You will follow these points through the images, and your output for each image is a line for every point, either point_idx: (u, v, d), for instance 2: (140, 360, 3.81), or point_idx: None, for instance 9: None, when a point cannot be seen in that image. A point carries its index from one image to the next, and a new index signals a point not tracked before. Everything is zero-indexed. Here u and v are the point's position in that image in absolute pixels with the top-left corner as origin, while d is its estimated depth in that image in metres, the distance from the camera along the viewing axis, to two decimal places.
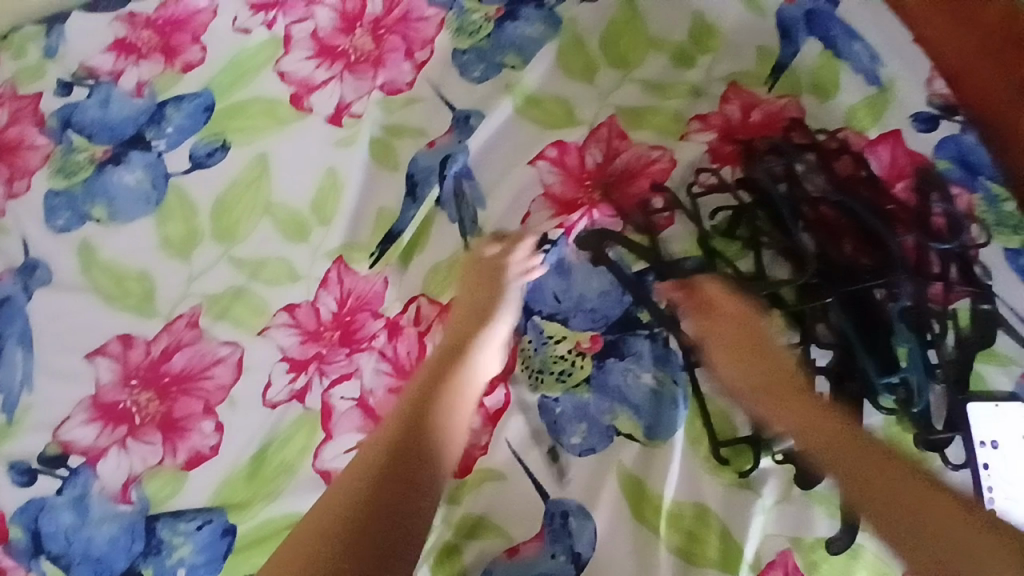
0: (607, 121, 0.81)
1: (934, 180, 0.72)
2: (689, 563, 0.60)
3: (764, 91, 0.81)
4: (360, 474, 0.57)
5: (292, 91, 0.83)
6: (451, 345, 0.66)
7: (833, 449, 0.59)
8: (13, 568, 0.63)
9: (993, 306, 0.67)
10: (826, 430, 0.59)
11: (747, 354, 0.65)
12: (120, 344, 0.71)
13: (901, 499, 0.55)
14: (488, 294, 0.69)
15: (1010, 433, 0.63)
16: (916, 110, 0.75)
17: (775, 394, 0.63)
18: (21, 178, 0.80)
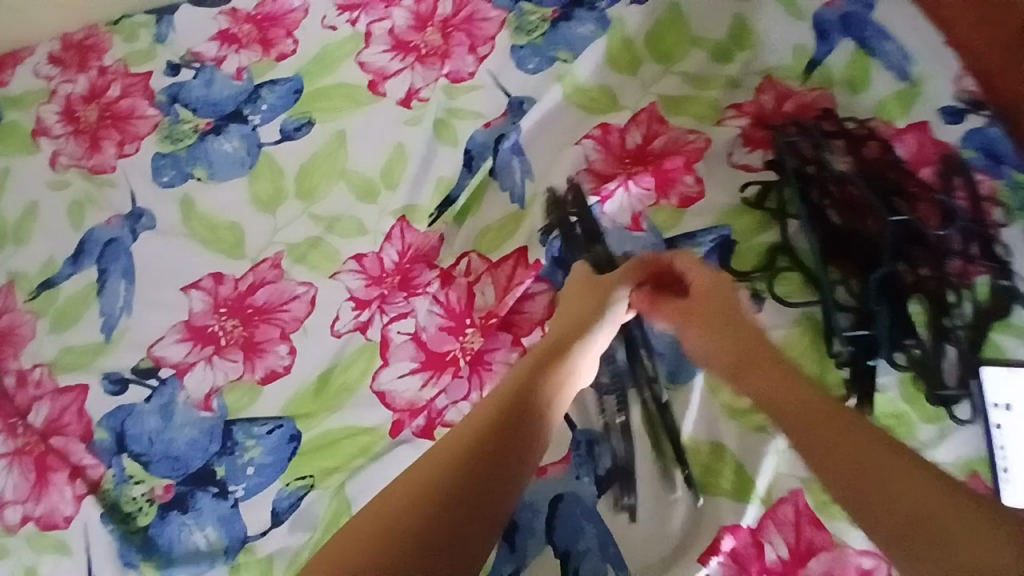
0: (648, 108, 0.89)
1: (958, 165, 0.78)
2: (703, 492, 0.65)
3: (797, 85, 0.88)
4: (457, 448, 0.55)
5: (369, 78, 0.96)
6: (567, 335, 0.66)
7: (748, 362, 0.64)
8: (93, 465, 0.74)
9: (1012, 282, 0.70)
10: (752, 368, 0.63)
11: (716, 322, 0.67)
12: (211, 280, 0.83)
13: (844, 448, 0.54)
14: (600, 306, 0.68)
15: None
16: (943, 106, 0.82)
17: (747, 362, 0.64)
18: (131, 142, 0.94)
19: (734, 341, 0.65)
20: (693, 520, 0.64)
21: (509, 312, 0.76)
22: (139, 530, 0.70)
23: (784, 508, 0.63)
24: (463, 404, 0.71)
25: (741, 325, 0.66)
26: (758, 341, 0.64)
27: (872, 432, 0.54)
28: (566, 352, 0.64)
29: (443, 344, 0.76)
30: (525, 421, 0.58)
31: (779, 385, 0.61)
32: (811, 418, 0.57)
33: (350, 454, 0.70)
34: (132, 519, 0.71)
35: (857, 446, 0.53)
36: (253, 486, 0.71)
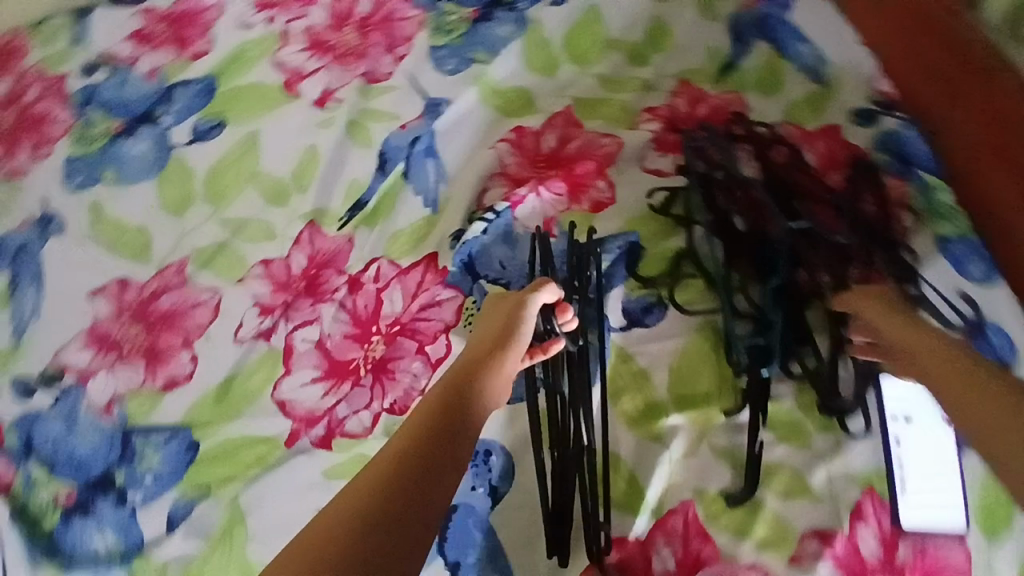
0: (564, 110, 0.88)
1: (866, 170, 0.78)
2: None
3: (710, 88, 0.88)
4: (356, 502, 0.49)
5: (284, 78, 0.94)
6: (480, 357, 0.61)
7: (928, 367, 0.61)
8: (1, 471, 0.70)
9: (918, 290, 0.71)
10: (925, 357, 0.61)
11: (884, 311, 0.66)
12: (117, 284, 0.80)
13: (994, 400, 0.56)
14: (511, 323, 0.63)
15: (922, 408, 0.66)
16: (857, 108, 0.82)
17: (902, 359, 0.64)
18: (45, 144, 0.91)
19: (904, 322, 0.64)
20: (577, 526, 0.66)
21: (416, 319, 0.76)
22: (45, 535, 0.66)
23: (674, 519, 0.66)
24: (363, 413, 0.71)
25: (894, 313, 0.65)
26: (932, 357, 0.61)
27: (1006, 389, 0.56)
28: (476, 376, 0.59)
29: (347, 352, 0.75)
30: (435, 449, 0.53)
31: (967, 384, 0.58)
32: (946, 375, 0.59)
33: (247, 463, 0.69)
34: (38, 523, 0.67)
35: (953, 355, 0.60)
36: (157, 493, 0.68)
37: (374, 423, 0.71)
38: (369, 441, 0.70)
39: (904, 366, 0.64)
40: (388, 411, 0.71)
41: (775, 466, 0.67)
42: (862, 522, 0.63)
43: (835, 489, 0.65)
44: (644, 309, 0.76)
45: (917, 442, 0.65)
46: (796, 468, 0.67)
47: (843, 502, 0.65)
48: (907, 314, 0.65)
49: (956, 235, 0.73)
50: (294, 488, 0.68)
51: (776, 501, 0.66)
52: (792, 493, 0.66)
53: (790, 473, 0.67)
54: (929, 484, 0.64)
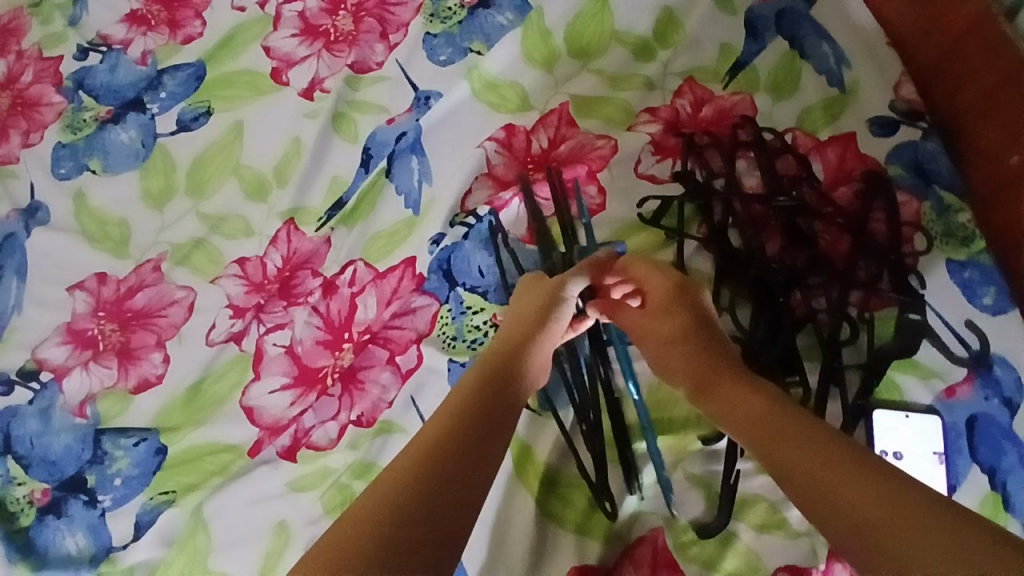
0: (559, 107, 0.83)
1: (878, 184, 0.72)
2: (550, 522, 0.65)
3: (718, 88, 0.81)
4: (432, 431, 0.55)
5: (273, 66, 0.90)
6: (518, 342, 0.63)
7: (754, 424, 0.56)
8: None
9: (922, 316, 0.66)
10: (743, 411, 0.57)
11: (732, 401, 0.58)
12: (96, 280, 0.80)
13: (815, 491, 0.49)
14: (546, 308, 0.65)
15: (917, 445, 0.62)
16: (878, 114, 0.76)
17: (756, 434, 0.55)
18: (36, 131, 0.90)
19: (740, 396, 0.58)
20: (546, 545, 0.64)
21: (387, 329, 0.73)
22: (22, 531, 0.69)
23: (642, 547, 0.62)
24: (329, 425, 0.70)
25: (739, 387, 0.59)
26: (748, 402, 0.57)
27: (858, 460, 0.49)
28: (512, 359, 0.61)
29: (317, 359, 0.73)
30: (486, 431, 0.56)
31: (768, 439, 0.54)
32: (808, 465, 0.50)
33: (210, 471, 0.69)
34: (15, 519, 0.69)
35: (765, 417, 0.56)
36: (123, 497, 0.69)
37: (340, 436, 0.69)
38: (334, 454, 0.69)
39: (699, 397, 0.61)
40: (354, 423, 0.70)
41: (753, 498, 0.63)
42: (839, 562, 0.59)
43: (814, 525, 0.61)
44: (626, 326, 0.71)
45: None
46: (774, 501, 0.63)
47: (820, 539, 0.60)
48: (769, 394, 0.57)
49: (970, 260, 0.68)
50: (256, 495, 0.68)
51: (751, 534, 0.62)
52: (768, 526, 0.62)
53: (766, 507, 0.63)
54: None
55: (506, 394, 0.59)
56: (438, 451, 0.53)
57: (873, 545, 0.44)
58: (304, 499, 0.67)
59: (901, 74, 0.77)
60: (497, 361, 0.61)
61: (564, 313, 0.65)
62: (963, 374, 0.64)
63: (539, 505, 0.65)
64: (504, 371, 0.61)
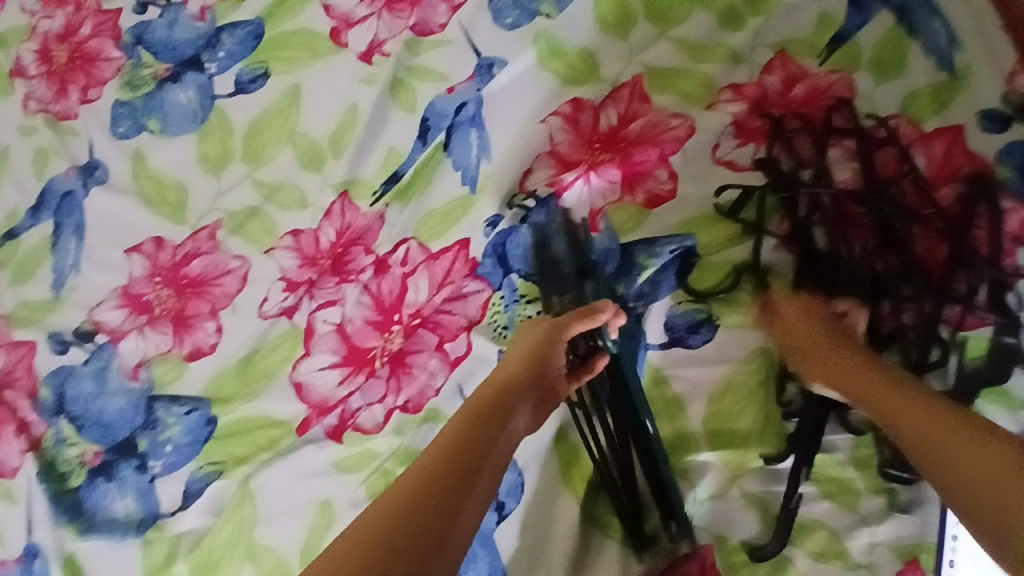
0: (632, 81, 0.76)
1: (984, 189, 0.63)
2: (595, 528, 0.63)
3: (814, 64, 0.72)
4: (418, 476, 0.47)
5: (332, 25, 0.86)
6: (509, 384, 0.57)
7: (872, 394, 0.55)
8: (36, 423, 0.74)
9: (1018, 340, 0.59)
10: (856, 382, 0.56)
11: (843, 367, 0.58)
12: (152, 244, 0.80)
13: (948, 451, 0.49)
14: (545, 347, 0.60)
15: None
16: (986, 107, 0.66)
17: (870, 400, 0.55)
18: (94, 87, 0.90)
19: (848, 363, 0.58)
20: (589, 550, 0.62)
21: (438, 314, 0.71)
22: (71, 490, 0.71)
23: (690, 564, 0.60)
24: (376, 408, 0.69)
25: (852, 359, 0.58)
26: (861, 375, 0.57)
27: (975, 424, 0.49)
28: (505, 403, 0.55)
29: (366, 340, 0.72)
30: (464, 484, 0.48)
31: (884, 404, 0.54)
32: (932, 431, 0.50)
33: (258, 445, 0.70)
34: (65, 480, 0.71)
35: (884, 383, 0.55)
36: (173, 464, 0.70)
37: (385, 420, 0.68)
38: (379, 438, 0.68)
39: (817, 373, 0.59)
40: (400, 409, 0.68)
41: (812, 524, 0.59)
42: None
43: (877, 558, 0.58)
44: (689, 327, 0.66)
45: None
46: (836, 530, 0.59)
47: (881, 574, 0.57)
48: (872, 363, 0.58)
49: None
50: (302, 473, 0.68)
51: (808, 563, 0.58)
52: (826, 555, 0.58)
53: (827, 535, 0.59)
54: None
55: (492, 435, 0.52)
56: (405, 512, 0.44)
57: (968, 493, 0.47)
58: (348, 480, 0.67)
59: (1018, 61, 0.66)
60: (486, 401, 0.55)
61: (559, 356, 0.60)
62: None
63: (581, 509, 0.63)
64: (490, 416, 0.54)
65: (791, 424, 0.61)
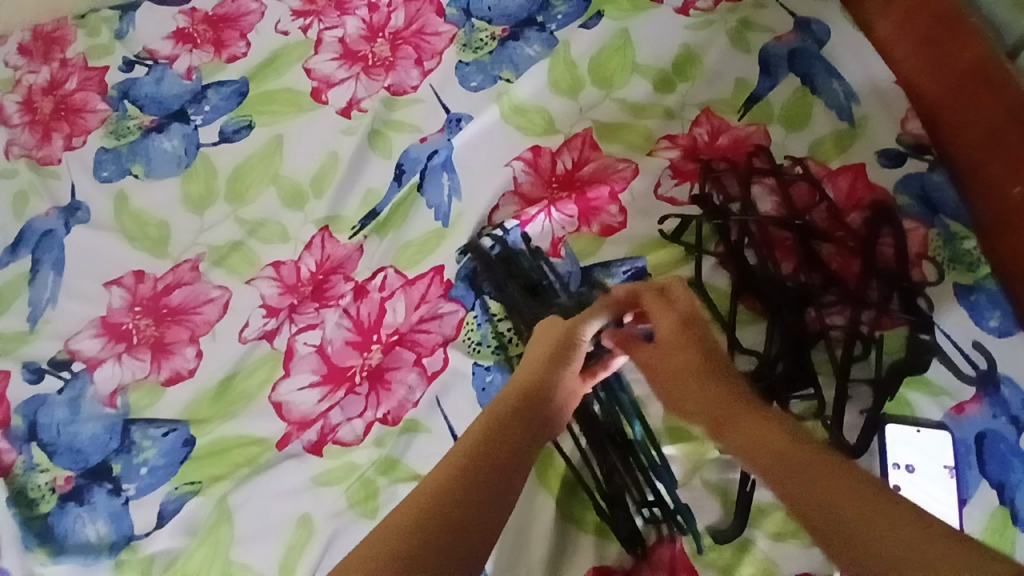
0: (583, 132, 0.88)
1: (885, 215, 0.76)
2: (569, 524, 0.66)
3: (734, 119, 0.86)
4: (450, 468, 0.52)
5: (314, 85, 0.95)
6: (531, 386, 0.60)
7: (713, 410, 0.58)
8: (4, 450, 0.72)
9: (931, 336, 0.69)
10: (705, 391, 0.59)
11: (691, 378, 0.60)
12: (133, 277, 0.83)
13: (773, 447, 0.52)
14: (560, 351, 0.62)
15: (928, 460, 0.64)
16: (886, 146, 0.80)
17: (716, 417, 0.57)
18: (79, 135, 0.95)
19: (699, 372, 0.60)
20: (564, 546, 0.66)
21: (416, 333, 0.76)
22: (40, 517, 0.69)
23: (661, 551, 0.64)
24: (356, 422, 0.72)
25: (708, 383, 0.59)
26: (716, 394, 0.58)
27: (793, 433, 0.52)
28: (530, 406, 0.58)
29: (346, 359, 0.76)
30: (490, 486, 0.51)
31: (727, 407, 0.57)
32: (782, 450, 0.51)
33: (237, 463, 0.71)
34: (35, 506, 0.69)
35: (731, 397, 0.58)
36: (147, 486, 0.70)
37: (366, 433, 0.71)
38: (359, 450, 0.70)
39: (714, 432, 0.58)
40: (380, 421, 0.72)
41: (768, 507, 0.64)
42: None
43: None
44: None
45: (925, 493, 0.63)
46: (790, 511, 0.64)
47: None
48: (721, 362, 0.60)
49: (976, 285, 0.72)
50: (282, 489, 0.69)
51: (766, 541, 0.63)
52: (784, 535, 0.63)
53: (781, 516, 0.64)
54: None
55: (518, 437, 0.55)
56: (433, 510, 0.48)
57: (856, 513, 0.45)
58: (327, 494, 0.68)
59: (909, 109, 0.82)
60: (508, 397, 0.59)
61: (577, 356, 0.63)
62: (971, 393, 0.67)
63: (558, 508, 0.67)
64: (515, 420, 0.57)
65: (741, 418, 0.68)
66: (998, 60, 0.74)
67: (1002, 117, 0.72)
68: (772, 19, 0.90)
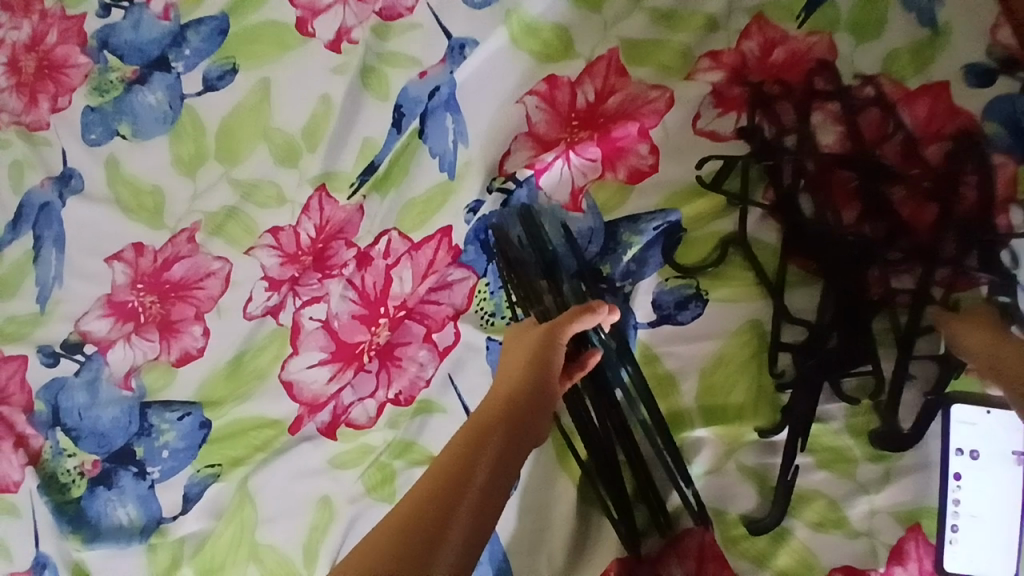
0: (607, 55, 0.74)
1: (973, 144, 0.62)
2: (591, 510, 0.63)
3: (793, 27, 0.70)
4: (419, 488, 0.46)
5: (298, 14, 0.83)
6: (509, 396, 0.54)
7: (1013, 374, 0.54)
8: (33, 436, 0.74)
9: (1013, 299, 0.59)
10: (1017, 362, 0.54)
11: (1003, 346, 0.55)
12: (133, 250, 0.79)
13: None
14: (539, 353, 0.57)
15: (993, 444, 0.56)
16: (972, 61, 0.64)
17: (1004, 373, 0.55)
18: (63, 95, 0.88)
19: (999, 348, 0.55)
20: (587, 532, 0.62)
21: (426, 304, 0.70)
22: (73, 501, 0.71)
23: (689, 540, 0.59)
24: (368, 402, 0.69)
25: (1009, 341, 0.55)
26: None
27: None
28: (508, 417, 0.53)
29: (354, 335, 0.71)
30: (463, 508, 0.45)
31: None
32: None
33: (253, 446, 0.69)
34: (66, 491, 0.71)
35: None
36: (170, 469, 0.70)
37: (378, 414, 0.68)
38: (373, 432, 0.68)
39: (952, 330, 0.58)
40: (392, 402, 0.68)
41: (811, 494, 0.59)
42: (900, 564, 0.56)
43: (877, 525, 0.57)
44: (678, 304, 0.65)
45: (980, 484, 0.56)
46: (834, 499, 0.58)
47: (881, 540, 0.57)
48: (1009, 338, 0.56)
49: None
50: (299, 472, 0.68)
51: (805, 530, 0.58)
52: (825, 524, 0.58)
53: (826, 503, 0.58)
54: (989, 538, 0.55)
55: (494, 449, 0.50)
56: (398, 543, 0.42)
57: None
58: (346, 476, 0.67)
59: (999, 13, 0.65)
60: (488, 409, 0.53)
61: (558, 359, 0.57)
62: None
63: (578, 493, 0.63)
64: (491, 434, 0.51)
65: (785, 396, 0.61)
66: None
67: None
68: None
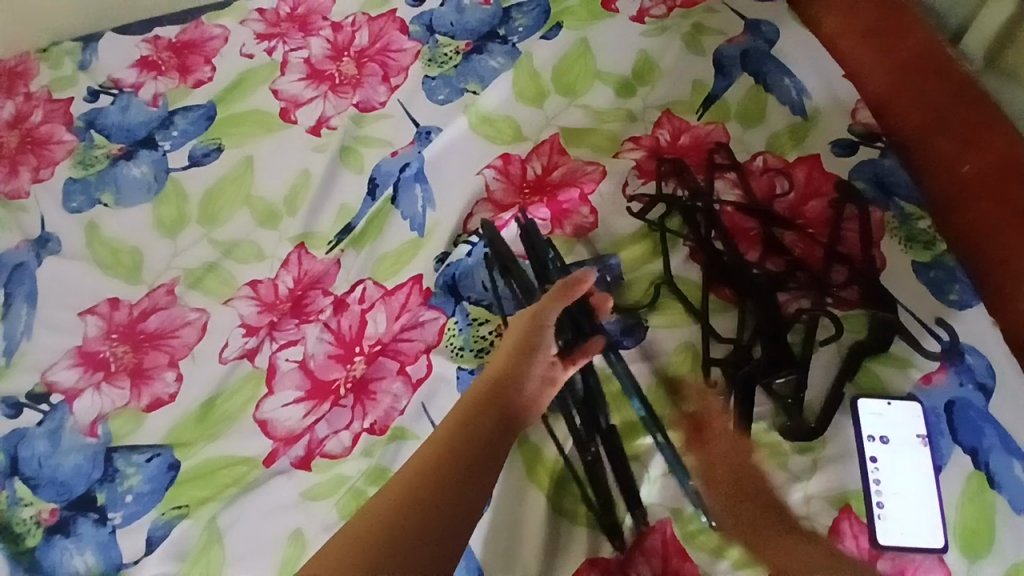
0: (550, 139, 0.90)
1: (851, 194, 0.80)
2: (561, 518, 0.67)
3: (694, 119, 0.89)
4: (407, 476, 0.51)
5: (281, 106, 0.96)
6: (495, 386, 0.57)
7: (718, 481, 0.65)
8: None
9: (894, 314, 0.73)
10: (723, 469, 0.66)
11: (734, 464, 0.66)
12: (108, 305, 0.82)
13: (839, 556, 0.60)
14: (525, 344, 0.59)
15: (898, 429, 0.67)
16: (839, 137, 0.84)
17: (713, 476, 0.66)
18: (46, 167, 0.94)
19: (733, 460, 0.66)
20: (559, 539, 0.66)
21: (400, 342, 0.77)
22: (27, 551, 0.68)
23: (653, 537, 0.64)
24: (343, 434, 0.72)
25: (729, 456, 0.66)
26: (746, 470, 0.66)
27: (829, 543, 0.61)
28: (492, 406, 0.56)
29: (329, 372, 0.76)
30: (445, 489, 0.51)
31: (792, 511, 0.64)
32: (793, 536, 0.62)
33: (225, 483, 0.70)
34: (21, 539, 0.68)
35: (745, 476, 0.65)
36: (134, 513, 0.69)
37: (353, 444, 0.71)
38: (348, 461, 0.70)
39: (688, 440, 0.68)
40: (367, 431, 0.72)
41: None
42: (840, 541, 0.64)
43: (813, 508, 0.65)
44: (623, 331, 0.75)
45: (894, 465, 0.66)
46: (774, 488, 0.66)
47: (820, 521, 0.65)
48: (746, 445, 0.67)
49: (933, 261, 0.76)
50: (271, 507, 0.68)
51: None
52: None
53: (767, 492, 0.66)
54: (911, 513, 0.64)
55: (483, 430, 0.55)
56: (381, 534, 0.48)
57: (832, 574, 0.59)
58: (318, 509, 0.68)
59: (860, 100, 0.86)
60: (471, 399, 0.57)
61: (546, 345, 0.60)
62: (935, 364, 0.71)
63: (548, 502, 0.67)
64: (480, 417, 0.55)
65: (720, 402, 0.71)
66: (941, 49, 0.81)
67: (950, 100, 0.79)
68: (723, 22, 0.94)
